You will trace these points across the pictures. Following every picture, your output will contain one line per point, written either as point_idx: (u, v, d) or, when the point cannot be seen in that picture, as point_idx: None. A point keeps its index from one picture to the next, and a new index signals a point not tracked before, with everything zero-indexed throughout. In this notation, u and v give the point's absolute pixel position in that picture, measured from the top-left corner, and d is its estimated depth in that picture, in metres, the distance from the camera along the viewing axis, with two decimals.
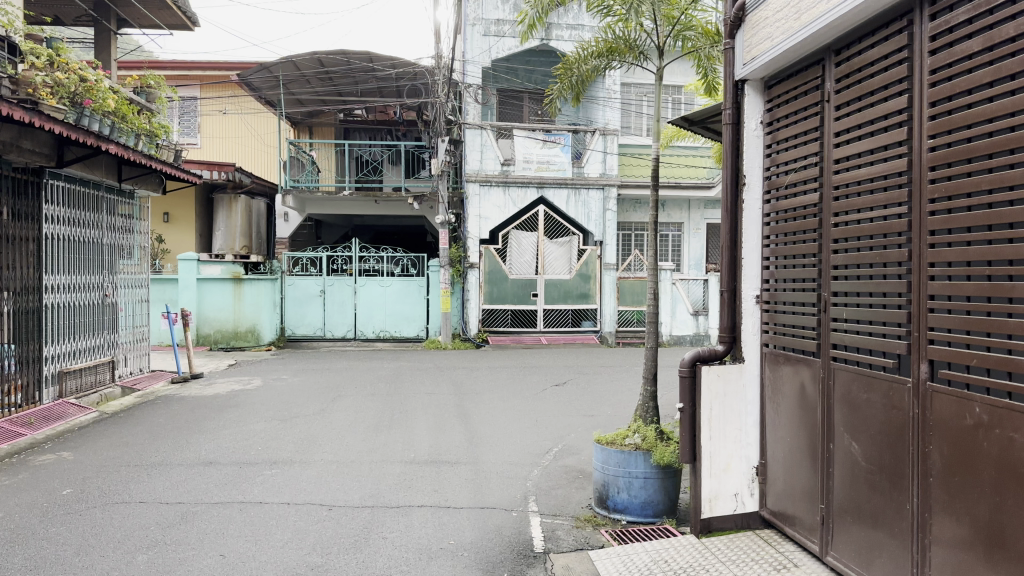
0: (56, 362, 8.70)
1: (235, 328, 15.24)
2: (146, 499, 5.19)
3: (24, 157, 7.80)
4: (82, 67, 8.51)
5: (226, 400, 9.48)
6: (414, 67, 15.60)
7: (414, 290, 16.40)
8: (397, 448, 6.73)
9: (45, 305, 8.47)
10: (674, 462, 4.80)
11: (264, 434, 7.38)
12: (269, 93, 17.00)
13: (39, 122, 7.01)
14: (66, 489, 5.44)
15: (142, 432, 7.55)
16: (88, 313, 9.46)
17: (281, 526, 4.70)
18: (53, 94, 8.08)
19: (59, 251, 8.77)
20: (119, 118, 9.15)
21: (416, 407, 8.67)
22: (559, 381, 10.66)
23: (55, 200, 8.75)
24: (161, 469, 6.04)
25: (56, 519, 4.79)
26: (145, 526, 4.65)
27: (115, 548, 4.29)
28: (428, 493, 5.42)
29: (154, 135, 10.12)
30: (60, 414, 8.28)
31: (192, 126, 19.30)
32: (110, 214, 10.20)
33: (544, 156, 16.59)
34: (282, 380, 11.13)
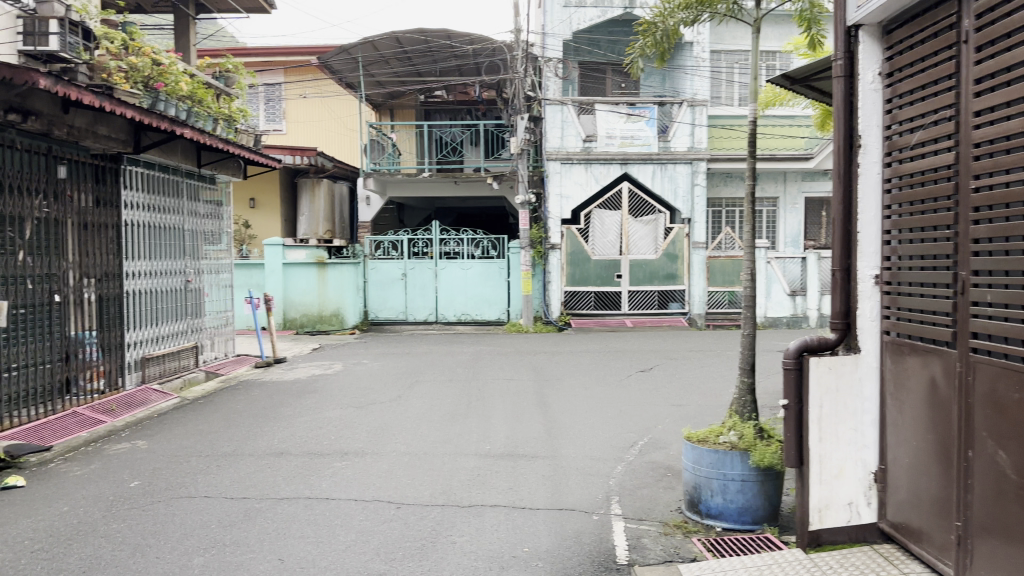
0: (139, 348, 8.76)
1: (320, 312, 15.31)
2: (211, 494, 5.10)
3: (101, 143, 7.85)
4: (156, 50, 8.37)
5: (306, 385, 9.41)
6: (493, 42, 15.18)
7: (495, 273, 16.05)
8: (473, 439, 6.41)
9: (127, 292, 8.53)
10: (776, 464, 4.26)
11: (338, 421, 7.23)
12: (350, 76, 16.87)
13: (112, 109, 6.89)
14: (134, 481, 5.51)
15: (218, 419, 7.53)
16: (169, 300, 9.47)
17: (346, 526, 4.42)
18: (128, 80, 8.00)
19: (139, 237, 8.79)
20: (195, 102, 9.10)
21: (495, 395, 8.34)
22: (645, 366, 10.13)
23: (133, 187, 8.74)
24: (233, 460, 5.96)
25: (120, 515, 4.80)
26: (206, 525, 4.52)
27: (171, 550, 4.15)
28: (503, 491, 5.05)
29: (232, 119, 10.05)
30: (143, 400, 8.36)
31: (277, 112, 19.50)
32: (191, 199, 10.17)
33: (628, 131, 15.92)
34: (362, 364, 11.04)
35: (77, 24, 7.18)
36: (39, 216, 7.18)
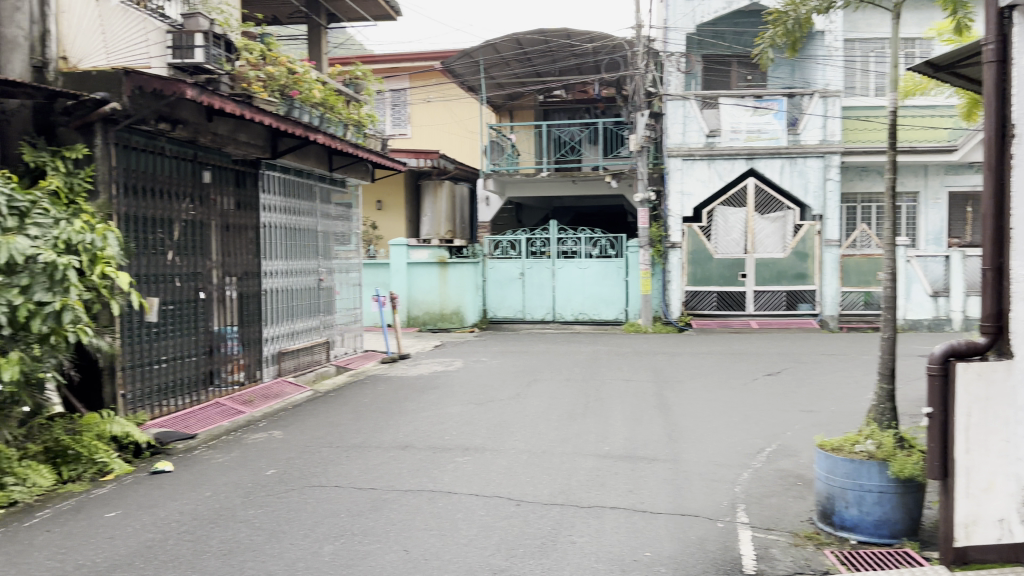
0: (276, 343, 9.26)
1: (441, 310, 15.65)
2: (341, 484, 5.36)
3: (241, 149, 8.36)
4: (291, 59, 8.78)
5: (428, 381, 9.66)
6: (613, 39, 15.06)
7: (613, 272, 15.88)
8: (592, 440, 6.38)
9: (264, 289, 9.03)
10: (917, 476, 3.99)
11: (459, 417, 7.39)
12: (471, 79, 17.14)
13: (251, 116, 7.29)
14: (270, 469, 5.88)
15: (347, 412, 7.86)
16: (303, 298, 9.96)
17: (468, 521, 4.49)
18: (266, 88, 8.43)
19: (275, 237, 9.29)
20: (327, 108, 9.55)
21: (614, 395, 8.26)
22: (772, 370, 9.76)
23: (270, 190, 9.24)
24: (361, 452, 6.22)
25: (258, 501, 5.12)
26: (336, 514, 4.73)
27: (304, 537, 4.38)
28: (623, 493, 4.99)
29: (361, 124, 10.43)
30: (279, 392, 8.81)
31: (403, 117, 20.03)
32: (323, 202, 10.65)
33: (754, 124, 15.41)
34: (481, 362, 11.20)
35: (220, 37, 7.62)
36: (187, 218, 7.72)
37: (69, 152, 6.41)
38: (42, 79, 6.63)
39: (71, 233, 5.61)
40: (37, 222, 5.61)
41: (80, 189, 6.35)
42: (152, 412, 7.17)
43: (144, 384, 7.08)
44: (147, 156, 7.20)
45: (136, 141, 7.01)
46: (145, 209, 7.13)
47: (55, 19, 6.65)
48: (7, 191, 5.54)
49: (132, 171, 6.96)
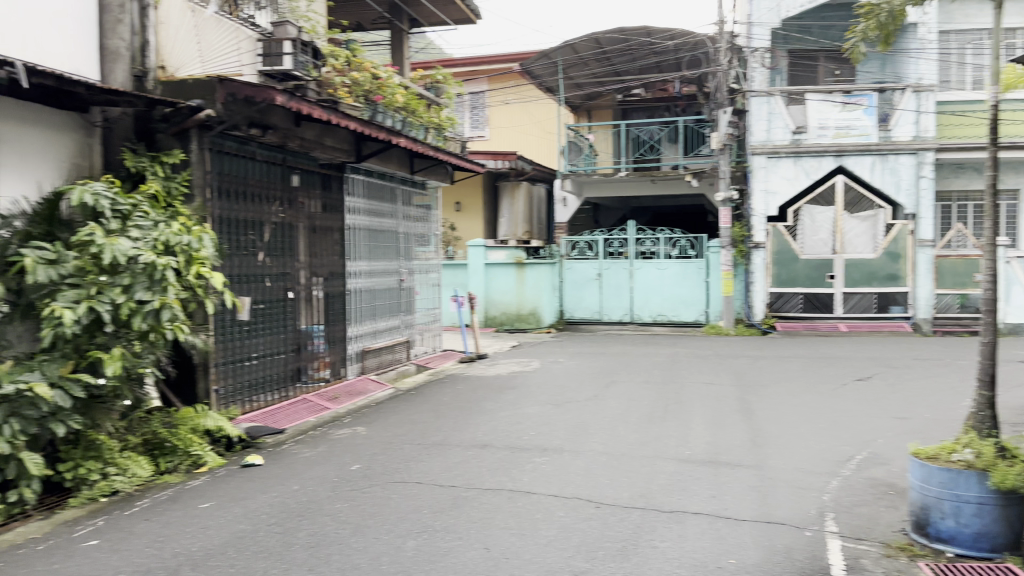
0: (359, 342, 9.48)
1: (519, 310, 15.71)
2: (423, 481, 5.45)
3: (328, 153, 8.60)
4: (375, 65, 8.96)
5: (506, 381, 9.71)
6: (694, 36, 14.82)
7: (693, 273, 15.61)
8: (672, 443, 6.29)
9: (349, 289, 9.26)
10: (1021, 488, 3.78)
11: (538, 417, 7.41)
12: (549, 80, 17.15)
13: (336, 121, 7.47)
14: (354, 464, 6.03)
15: (427, 410, 7.98)
16: (385, 298, 10.18)
17: (547, 521, 4.49)
18: (351, 94, 8.63)
19: (359, 239, 9.52)
20: (409, 112, 9.72)
21: (695, 398, 8.12)
22: (861, 374, 9.40)
23: (355, 193, 9.47)
24: (442, 449, 6.31)
25: (343, 496, 5.26)
26: (418, 510, 4.82)
27: (388, 532, 4.47)
28: (706, 498, 4.90)
29: (442, 127, 10.56)
30: (363, 390, 9.00)
31: (481, 120, 20.21)
32: (405, 204, 10.85)
33: (843, 120, 14.92)
34: (559, 363, 11.19)
35: (308, 44, 7.82)
36: (276, 221, 8.00)
37: (166, 157, 6.73)
38: (142, 87, 6.97)
39: (169, 235, 5.89)
40: (138, 225, 5.93)
41: (177, 192, 6.66)
42: (242, 407, 7.45)
43: (235, 380, 7.36)
44: (240, 161, 7.49)
45: (229, 146, 7.30)
46: (238, 212, 7.42)
47: (155, 30, 7.10)
48: (111, 196, 5.87)
49: (225, 175, 7.27)
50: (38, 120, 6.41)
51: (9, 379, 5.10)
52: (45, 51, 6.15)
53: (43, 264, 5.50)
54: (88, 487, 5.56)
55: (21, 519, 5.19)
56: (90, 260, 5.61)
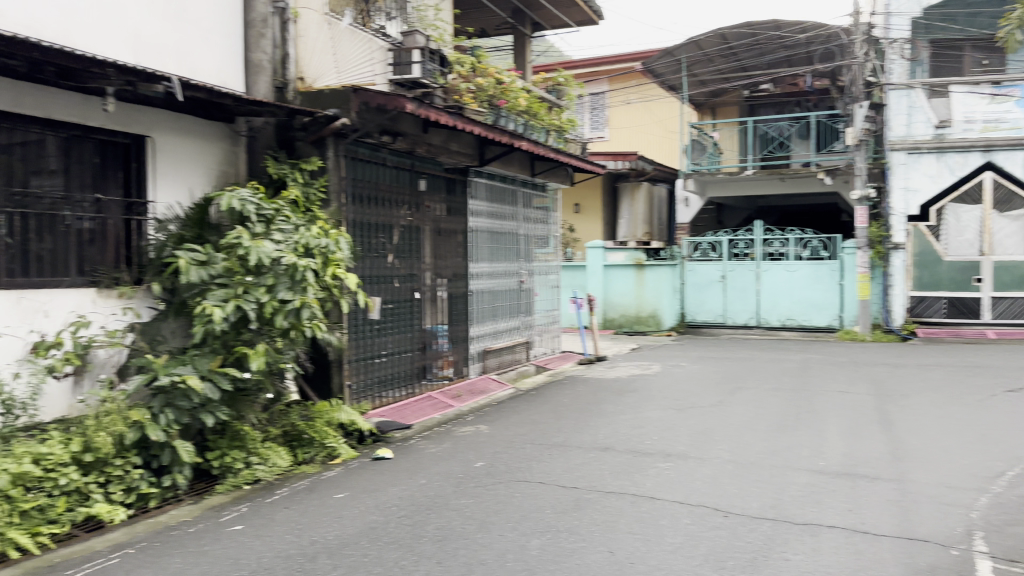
0: (481, 342, 9.66)
1: (638, 313, 15.53)
2: (545, 481, 5.49)
3: (453, 158, 8.81)
4: (499, 70, 9.08)
5: (627, 384, 9.62)
6: (827, 28, 14.23)
7: (825, 275, 14.93)
8: (803, 453, 6.05)
9: (471, 291, 9.44)
10: None
11: (661, 421, 7.30)
12: (672, 78, 16.89)
13: (462, 126, 7.65)
14: (478, 462, 6.15)
15: (549, 411, 8.02)
16: (506, 299, 10.32)
17: (673, 528, 4.42)
18: (475, 99, 8.81)
19: (482, 241, 9.69)
20: (531, 116, 9.82)
21: (827, 407, 7.78)
22: (1014, 386, 8.71)
23: (478, 196, 9.65)
24: (563, 450, 6.34)
25: (468, 492, 5.38)
26: (542, 510, 4.86)
27: (513, 529, 4.53)
28: (841, 511, 4.68)
29: (563, 130, 10.60)
30: (484, 389, 9.15)
31: (601, 120, 20.18)
32: (525, 206, 10.96)
33: (992, 113, 13.92)
34: (681, 367, 10.98)
35: (434, 52, 8.08)
36: (404, 224, 8.27)
37: (305, 164, 7.09)
38: (283, 97, 7.35)
39: (309, 238, 6.20)
40: (281, 228, 6.29)
41: (315, 198, 7.00)
42: (373, 402, 7.75)
43: (366, 376, 7.67)
44: (371, 167, 7.80)
45: (362, 153, 7.62)
46: (369, 216, 7.72)
47: (292, 43, 7.43)
48: (256, 201, 6.26)
49: (357, 180, 7.58)
50: (190, 131, 6.94)
51: (166, 372, 5.55)
52: (197, 66, 6.76)
53: (195, 265, 5.94)
54: (233, 474, 5.93)
55: (174, 501, 5.58)
56: (237, 261, 6.00)
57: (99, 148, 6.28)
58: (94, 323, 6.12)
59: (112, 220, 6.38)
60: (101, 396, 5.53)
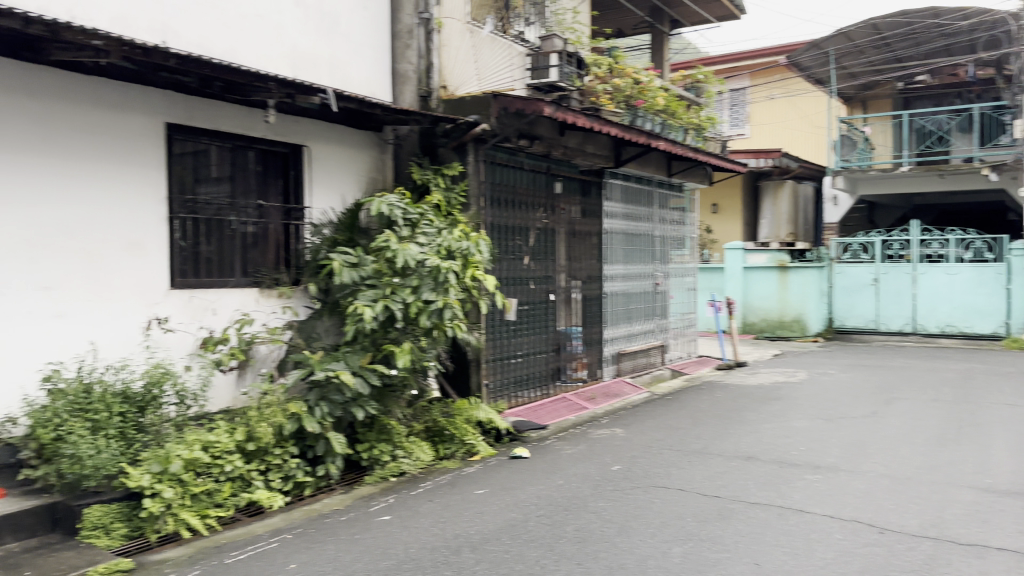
0: (615, 345, 9.60)
1: (781, 317, 14.97)
2: (685, 488, 5.40)
3: (590, 160, 8.81)
4: (637, 70, 8.98)
5: (770, 391, 9.28)
6: (995, 12, 13.16)
7: (990, 279, 13.78)
8: (968, 470, 5.62)
9: (606, 293, 9.41)
10: None
11: (807, 431, 7.00)
12: (819, 71, 16.14)
13: (599, 128, 7.64)
14: (615, 465, 6.13)
15: (686, 416, 7.86)
16: (641, 301, 10.22)
17: (823, 543, 4.24)
18: (612, 101, 8.76)
19: (617, 243, 9.65)
20: (669, 115, 9.68)
21: (995, 421, 7.18)
22: None
23: (614, 198, 9.61)
24: (703, 458, 6.21)
25: (606, 495, 5.37)
26: (683, 517, 4.78)
27: (653, 535, 4.48)
28: (1013, 534, 4.33)
29: (702, 128, 10.35)
30: (618, 392, 9.06)
31: (742, 116, 19.59)
32: (661, 207, 10.81)
33: None
34: (828, 374, 10.47)
35: (572, 54, 8.05)
36: (540, 226, 8.37)
37: (447, 169, 7.32)
38: (427, 106, 7.62)
39: (452, 241, 6.39)
40: (425, 231, 6.53)
41: (456, 202, 7.21)
42: (509, 401, 7.89)
43: (503, 376, 7.82)
44: (509, 171, 7.96)
45: (500, 157, 7.77)
46: (508, 218, 7.88)
47: (437, 52, 7.65)
48: (403, 206, 6.55)
49: (496, 184, 7.75)
50: (341, 140, 7.32)
51: (321, 367, 5.91)
52: (348, 77, 7.14)
53: (347, 267, 6.30)
54: (381, 466, 6.21)
55: (326, 491, 5.92)
56: (386, 263, 6.29)
57: (261, 157, 6.79)
58: (257, 320, 6.60)
59: (273, 225, 6.88)
60: (263, 389, 5.94)
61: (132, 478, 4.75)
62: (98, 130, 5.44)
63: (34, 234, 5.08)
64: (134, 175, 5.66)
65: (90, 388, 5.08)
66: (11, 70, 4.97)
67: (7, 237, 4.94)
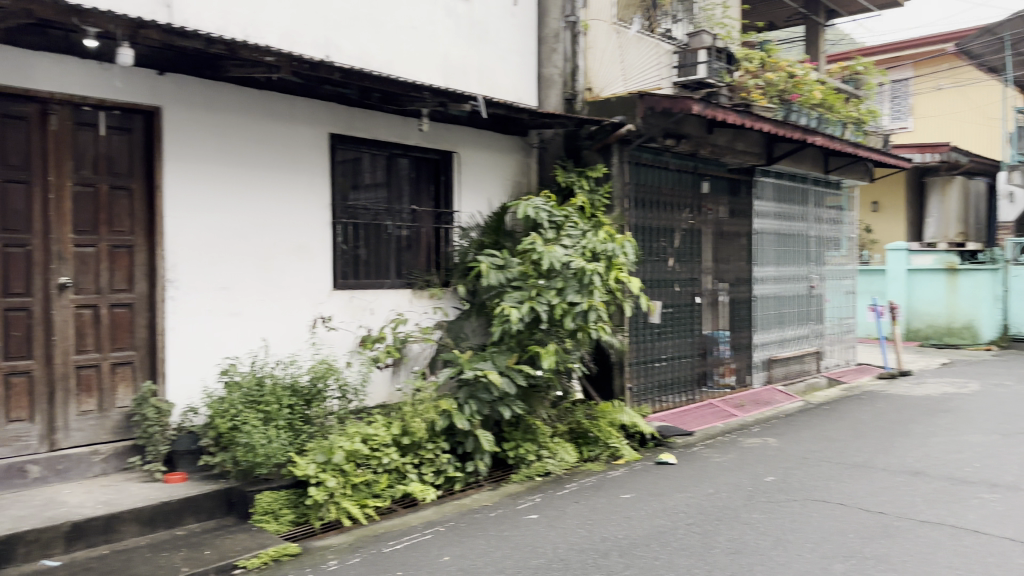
0: (766, 350, 9.23)
1: (949, 324, 13.91)
2: (846, 502, 5.11)
3: (739, 158, 8.52)
4: (791, 63, 8.59)
5: (938, 403, 8.62)
6: None
7: None
8: None
9: (756, 296, 9.06)
10: None
11: (984, 447, 6.44)
12: (992, 58, 14.88)
13: (750, 125, 7.37)
14: (768, 476, 5.89)
15: (844, 427, 7.44)
16: (794, 305, 9.78)
17: (1006, 568, 3.88)
18: (765, 96, 8.46)
19: (768, 244, 9.28)
20: (825, 109, 9.24)
21: None
22: None
23: (765, 197, 9.26)
24: (866, 471, 5.85)
25: (758, 506, 5.18)
26: (844, 533, 4.53)
27: (810, 550, 4.28)
28: None
29: (862, 122, 9.81)
30: (769, 400, 8.66)
31: (904, 109, 18.45)
32: (816, 205, 10.32)
33: None
34: (1006, 386, 9.59)
35: (722, 50, 7.78)
36: (687, 227, 8.21)
37: (592, 171, 7.31)
38: (571, 108, 7.71)
39: (597, 243, 6.34)
40: (570, 234, 6.54)
41: (600, 204, 7.19)
42: (655, 406, 7.77)
43: (648, 379, 7.72)
44: (655, 171, 7.84)
45: (646, 157, 7.66)
46: (653, 220, 7.76)
47: (583, 55, 7.72)
48: (549, 209, 6.60)
49: (641, 185, 7.65)
50: (489, 145, 7.48)
51: (470, 366, 6.04)
52: (495, 84, 7.31)
53: (494, 269, 6.44)
54: (527, 465, 6.27)
55: (475, 487, 6.04)
56: (531, 265, 6.35)
57: (414, 164, 7.07)
58: (411, 320, 6.86)
59: (424, 228, 7.13)
60: (416, 386, 6.16)
61: (300, 467, 5.02)
62: (269, 140, 5.83)
63: (215, 238, 5.50)
64: (300, 183, 6.03)
65: (263, 381, 5.42)
66: (199, 89, 5.44)
67: (191, 241, 5.39)
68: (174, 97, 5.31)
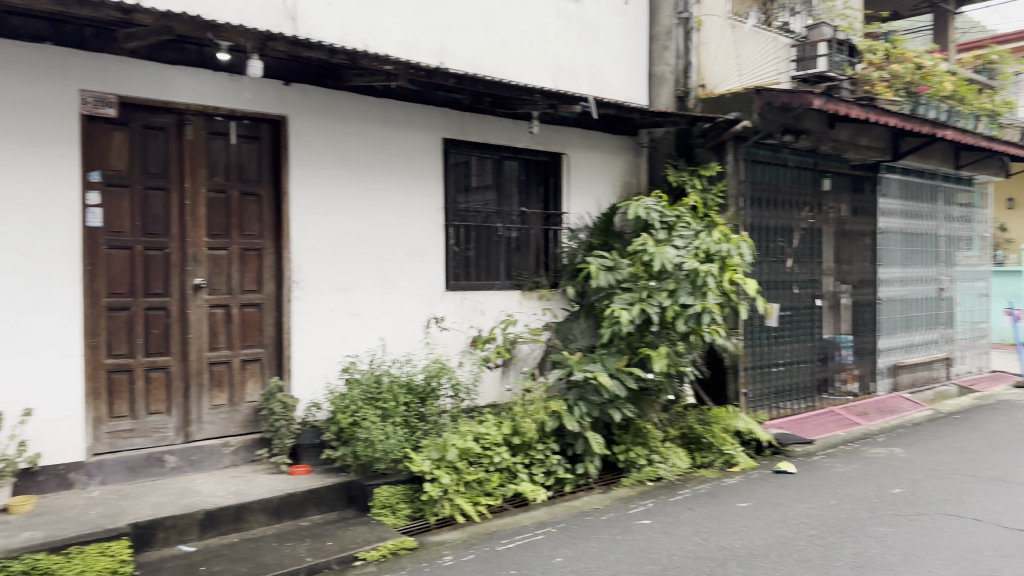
0: (891, 356, 8.79)
1: None
2: (982, 518, 4.81)
3: (862, 154, 8.16)
4: (920, 53, 8.16)
5: None
6: None
7: None
8: None
9: (880, 299, 8.64)
10: None
11: None
12: None
13: (875, 119, 7.04)
14: (896, 488, 5.60)
15: (979, 439, 6.99)
16: (921, 308, 9.28)
17: None
18: (891, 89, 8.09)
19: (894, 243, 8.84)
20: (956, 101, 8.75)
21: None
22: None
23: (890, 194, 8.83)
24: (1005, 486, 5.48)
25: (885, 519, 4.93)
26: (981, 551, 4.26)
27: (943, 568, 4.04)
28: None
29: (997, 114, 9.23)
30: (895, 408, 8.24)
31: None
32: (946, 203, 9.76)
33: None
34: None
35: (843, 41, 7.39)
36: (806, 226, 7.94)
37: (705, 170, 7.16)
38: (684, 106, 7.65)
39: (711, 243, 6.15)
40: (682, 234, 6.39)
41: (713, 203, 7.03)
42: (770, 412, 7.53)
43: (764, 385, 7.49)
44: (772, 169, 7.60)
45: (763, 154, 7.42)
46: (769, 219, 7.53)
47: (696, 50, 7.58)
48: (660, 209, 6.50)
49: (758, 183, 7.43)
50: (599, 146, 7.45)
51: (580, 368, 6.02)
52: (604, 84, 7.28)
53: (604, 271, 6.40)
54: (637, 469, 6.19)
55: (585, 489, 6.01)
56: (642, 267, 6.26)
57: (524, 167, 7.12)
58: (520, 320, 6.91)
59: (533, 231, 7.17)
60: (526, 386, 6.19)
61: (415, 463, 5.13)
62: (385, 145, 5.99)
63: (335, 241, 5.70)
64: (414, 187, 6.16)
65: (381, 379, 5.57)
66: (321, 98, 5.65)
67: (314, 244, 5.60)
68: (299, 106, 5.54)
